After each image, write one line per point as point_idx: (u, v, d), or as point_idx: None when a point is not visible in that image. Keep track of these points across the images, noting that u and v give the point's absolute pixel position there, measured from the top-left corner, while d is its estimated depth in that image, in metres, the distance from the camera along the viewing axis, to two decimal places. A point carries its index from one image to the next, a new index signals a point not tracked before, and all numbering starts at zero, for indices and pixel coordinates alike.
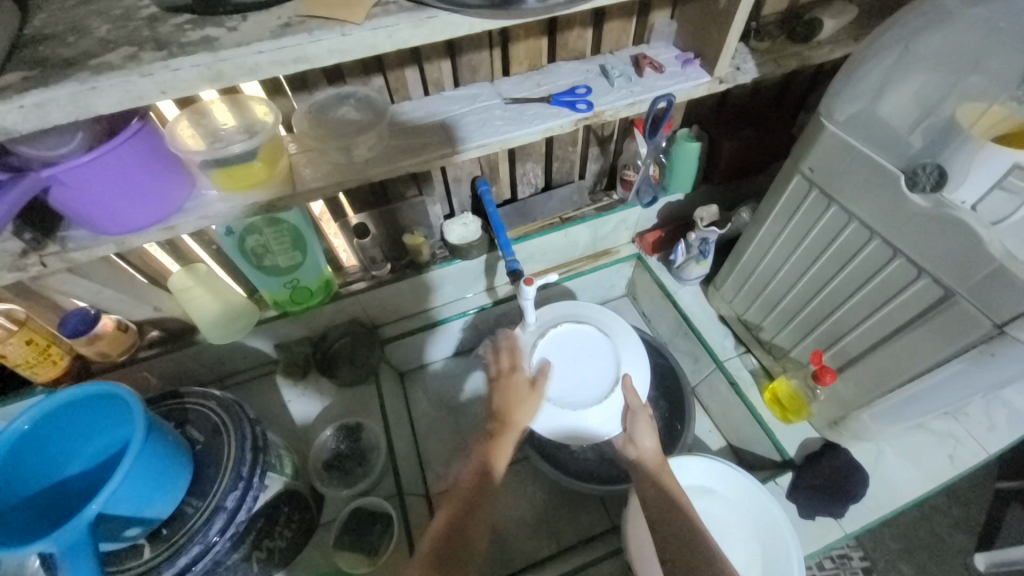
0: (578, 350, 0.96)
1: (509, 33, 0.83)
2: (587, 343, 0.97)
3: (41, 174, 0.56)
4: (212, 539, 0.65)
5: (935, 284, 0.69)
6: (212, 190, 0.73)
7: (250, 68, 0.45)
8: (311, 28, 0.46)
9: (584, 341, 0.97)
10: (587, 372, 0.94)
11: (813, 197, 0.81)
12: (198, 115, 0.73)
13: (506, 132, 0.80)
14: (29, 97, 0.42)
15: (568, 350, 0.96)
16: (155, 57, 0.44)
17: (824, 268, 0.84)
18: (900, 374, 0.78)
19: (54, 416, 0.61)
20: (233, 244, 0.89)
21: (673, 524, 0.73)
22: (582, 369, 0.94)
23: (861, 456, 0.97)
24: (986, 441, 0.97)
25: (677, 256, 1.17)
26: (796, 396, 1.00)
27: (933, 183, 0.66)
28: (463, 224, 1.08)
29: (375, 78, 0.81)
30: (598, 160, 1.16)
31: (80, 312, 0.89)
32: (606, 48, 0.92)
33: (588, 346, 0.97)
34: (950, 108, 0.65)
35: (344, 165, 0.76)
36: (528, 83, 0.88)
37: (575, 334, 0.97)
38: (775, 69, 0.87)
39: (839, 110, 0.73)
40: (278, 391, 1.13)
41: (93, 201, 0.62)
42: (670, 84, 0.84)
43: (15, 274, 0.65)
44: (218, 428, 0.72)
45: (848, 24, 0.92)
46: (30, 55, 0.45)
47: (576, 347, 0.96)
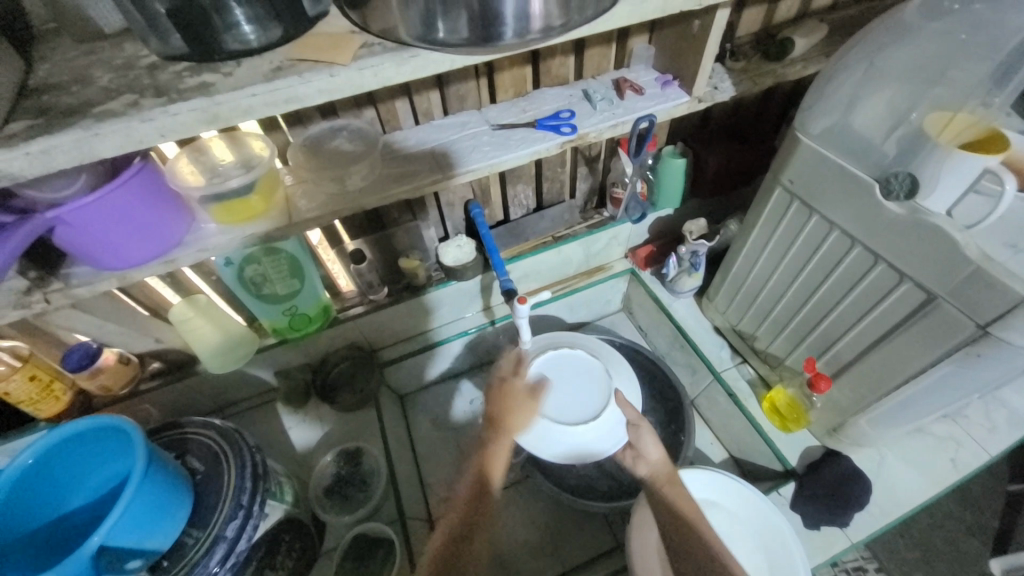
0: (575, 373, 0.98)
1: (494, 63, 0.87)
2: (585, 365, 0.99)
3: (47, 215, 0.58)
4: (212, 570, 0.65)
5: (918, 288, 0.70)
6: (211, 224, 0.75)
7: (244, 110, 0.47)
8: (301, 70, 0.48)
9: (582, 364, 0.99)
10: (583, 392, 0.95)
11: (795, 208, 0.84)
12: (197, 152, 0.76)
13: (494, 156, 0.83)
14: (35, 144, 0.44)
15: (564, 371, 0.98)
16: (154, 102, 0.46)
17: (811, 277, 0.86)
18: (892, 379, 0.79)
19: (57, 450, 0.62)
20: (233, 274, 0.92)
21: (682, 545, 0.74)
22: (576, 390, 0.95)
23: (862, 463, 0.97)
24: (987, 442, 0.97)
25: (669, 269, 1.19)
26: (794, 404, 1.00)
27: (906, 190, 0.68)
28: (457, 247, 1.10)
29: (367, 110, 0.85)
30: (587, 180, 1.19)
31: (83, 346, 0.91)
32: (589, 73, 0.96)
33: (586, 369, 0.98)
34: (919, 117, 0.68)
35: (338, 194, 0.79)
36: (514, 109, 0.91)
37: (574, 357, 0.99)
38: (752, 87, 0.91)
39: (814, 123, 0.76)
40: (279, 419, 1.14)
41: (96, 238, 0.64)
42: (650, 105, 0.88)
43: (20, 312, 0.67)
44: (218, 457, 0.73)
45: (820, 42, 0.96)
46: (36, 105, 0.48)
47: (572, 369, 0.98)
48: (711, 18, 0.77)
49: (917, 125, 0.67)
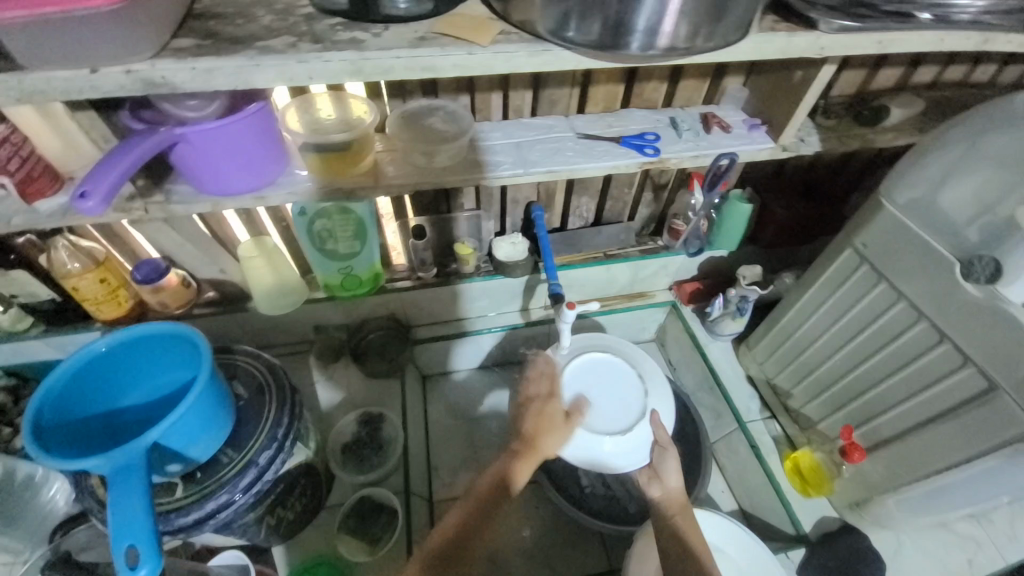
0: (609, 388, 0.96)
1: (592, 76, 0.90)
2: (626, 388, 0.97)
3: (174, 131, 0.63)
4: (237, 492, 0.67)
5: (980, 375, 0.69)
6: (304, 171, 0.79)
7: (387, 69, 0.51)
8: (444, 44, 0.52)
9: (623, 383, 0.97)
10: (612, 406, 0.94)
11: (862, 272, 0.83)
12: (306, 105, 0.81)
13: (575, 162, 0.86)
14: (201, 62, 0.49)
15: (604, 378, 0.97)
16: (311, 48, 0.50)
17: (866, 343, 0.85)
18: (935, 463, 0.77)
19: (126, 347, 0.66)
20: (303, 225, 0.97)
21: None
22: (605, 402, 0.94)
23: (880, 544, 0.94)
24: (1008, 551, 0.94)
25: (713, 309, 1.19)
26: (816, 469, 0.98)
27: (987, 276, 0.67)
28: (511, 243, 1.13)
29: (464, 97, 0.89)
30: (650, 206, 1.20)
31: (153, 262, 0.96)
32: (678, 102, 0.97)
33: (625, 390, 0.96)
34: (1008, 209, 0.65)
35: (422, 168, 0.82)
36: (600, 123, 0.94)
37: (621, 373, 0.98)
38: (838, 146, 0.91)
39: (899, 193, 0.76)
40: (308, 371, 1.17)
41: (206, 161, 0.69)
42: (735, 144, 0.89)
43: (121, 215, 0.72)
44: (262, 388, 0.76)
45: (915, 116, 0.96)
46: (202, 28, 0.53)
47: (610, 379, 0.97)
48: (816, 71, 0.79)
49: (1005, 217, 0.65)
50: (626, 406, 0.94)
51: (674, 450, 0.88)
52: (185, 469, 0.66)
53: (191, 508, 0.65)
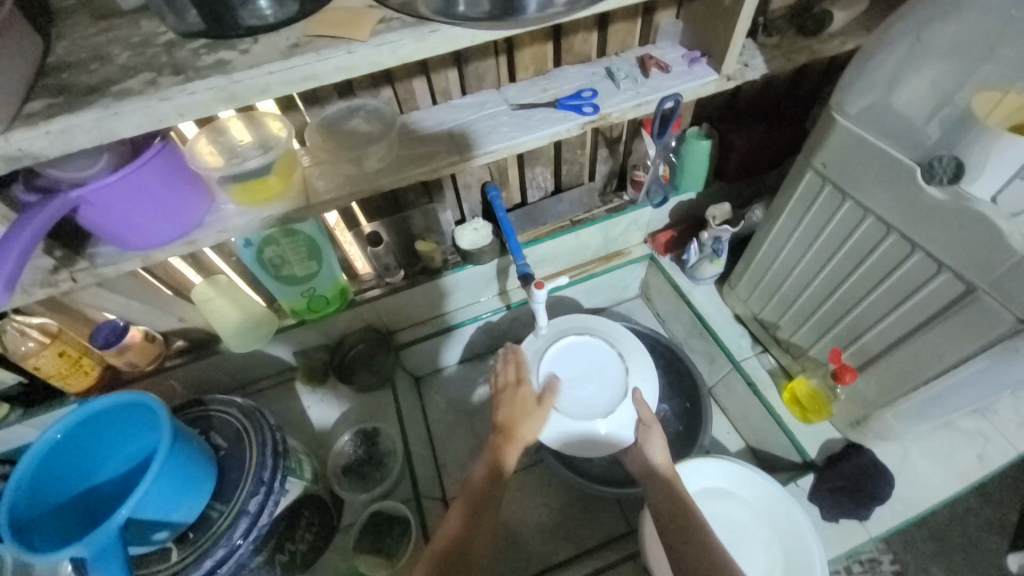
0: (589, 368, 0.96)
1: (514, 40, 0.84)
2: (607, 368, 0.96)
3: (71, 195, 0.59)
4: (235, 542, 0.67)
5: (957, 279, 0.67)
6: (231, 205, 0.75)
7: (262, 89, 0.47)
8: (319, 47, 0.48)
9: (604, 362, 0.96)
10: (595, 385, 0.94)
11: (827, 193, 0.80)
12: (216, 132, 0.76)
13: (513, 137, 0.81)
14: (54, 123, 0.45)
15: (583, 361, 0.96)
16: (173, 81, 0.46)
17: (841, 265, 0.83)
18: (925, 371, 0.76)
19: (85, 425, 0.64)
20: (252, 256, 0.92)
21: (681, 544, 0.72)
22: (588, 385, 0.94)
23: (885, 456, 0.94)
24: (1016, 438, 0.94)
25: (689, 256, 1.16)
26: (815, 395, 0.97)
27: (950, 175, 0.64)
28: (473, 230, 1.09)
29: (384, 90, 0.83)
30: (607, 162, 1.15)
31: (110, 324, 0.93)
32: (612, 50, 0.92)
33: (606, 370, 0.96)
34: (965, 98, 0.63)
35: (355, 175, 0.78)
36: (534, 89, 0.88)
37: (601, 352, 0.97)
38: (785, 64, 0.86)
39: (851, 103, 0.72)
40: (298, 398, 1.16)
41: (118, 218, 0.65)
42: (677, 84, 0.84)
43: (48, 290, 0.69)
44: (240, 434, 0.74)
45: (860, 15, 0.90)
46: (56, 83, 0.48)
47: (591, 359, 0.97)
48: None
49: (964, 107, 0.63)
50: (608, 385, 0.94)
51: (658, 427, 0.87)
52: (175, 532, 0.65)
53: (190, 568, 0.64)
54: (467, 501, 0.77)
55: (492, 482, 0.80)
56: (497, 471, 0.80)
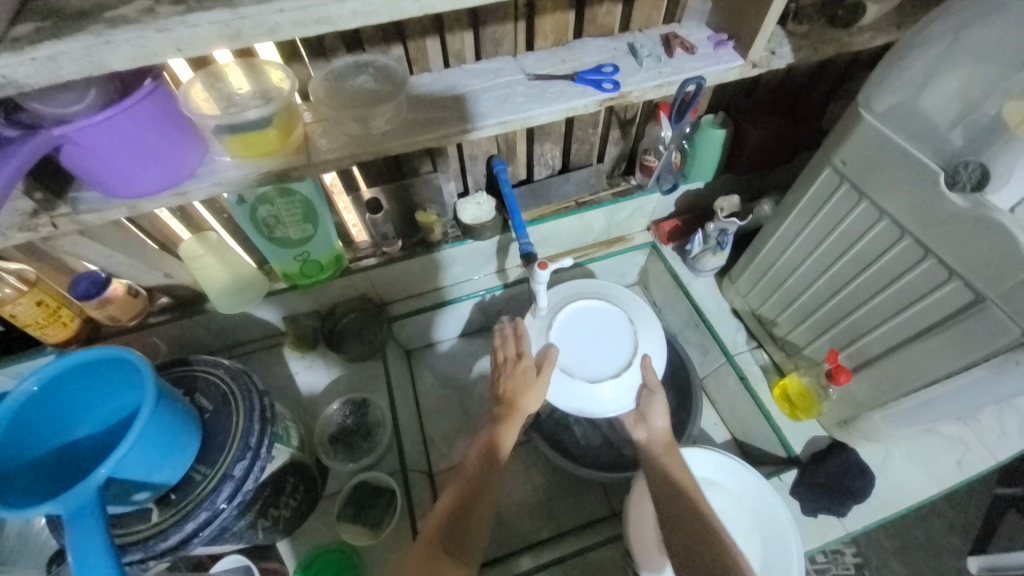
0: (591, 337, 0.93)
1: (536, 5, 0.79)
2: (617, 342, 0.92)
3: (53, 131, 0.54)
4: (219, 506, 0.65)
5: (966, 288, 0.67)
6: (226, 156, 0.71)
7: (271, 27, 0.44)
8: None
9: (616, 335, 0.93)
10: (592, 352, 0.91)
11: (842, 192, 0.79)
12: (213, 78, 0.71)
13: (528, 109, 0.77)
14: (40, 49, 0.41)
15: (591, 327, 0.94)
16: (172, 11, 0.43)
17: (848, 266, 0.82)
18: (920, 378, 0.77)
19: (62, 378, 0.61)
20: (246, 214, 0.89)
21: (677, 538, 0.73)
22: (590, 348, 0.91)
23: (867, 456, 0.96)
24: (995, 447, 0.96)
25: (693, 246, 1.15)
26: (805, 395, 0.98)
27: (974, 182, 0.63)
28: (476, 204, 1.05)
29: (395, 47, 0.78)
30: (618, 144, 1.12)
31: (91, 274, 0.89)
32: (636, 25, 0.88)
33: (615, 343, 0.92)
34: (996, 106, 0.61)
35: (360, 136, 0.74)
36: (552, 59, 0.84)
37: (616, 327, 0.94)
38: (812, 55, 0.83)
39: (879, 101, 0.70)
40: (286, 363, 1.14)
41: (104, 161, 0.60)
42: (701, 66, 0.81)
43: (26, 234, 0.65)
44: (227, 397, 0.72)
45: (893, 10, 0.87)
46: (43, 5, 0.44)
47: (597, 330, 0.94)
48: None
49: (994, 114, 0.61)
50: (598, 361, 0.90)
51: (661, 393, 0.88)
52: (156, 493, 0.63)
53: (172, 530, 0.63)
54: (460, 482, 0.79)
55: (483, 463, 0.81)
56: (489, 453, 0.82)
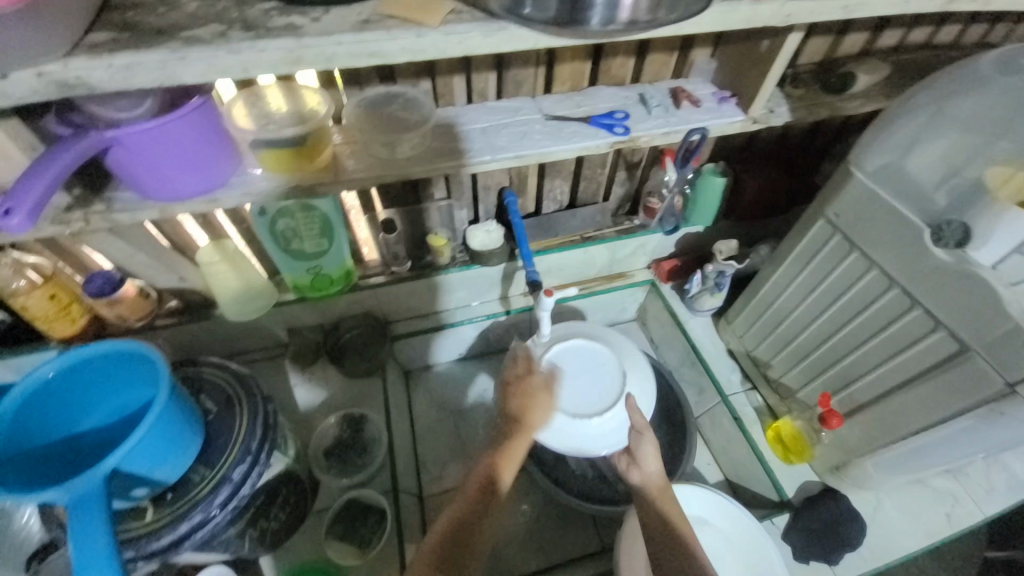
0: (579, 381, 0.93)
1: (557, 53, 0.86)
2: (580, 402, 0.91)
3: (106, 133, 0.58)
4: (213, 510, 0.65)
5: (951, 339, 0.70)
6: (258, 169, 0.75)
7: (328, 57, 0.49)
8: (390, 27, 0.50)
9: (580, 399, 0.91)
10: (585, 372, 0.94)
11: (835, 242, 0.83)
12: (254, 98, 0.77)
13: (544, 145, 0.83)
14: (118, 58, 0.45)
15: (602, 378, 0.94)
16: (242, 36, 0.48)
17: (840, 313, 0.86)
18: (910, 424, 0.79)
19: (77, 369, 0.62)
20: (265, 225, 0.92)
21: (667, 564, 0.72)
22: (577, 371, 0.94)
23: (860, 504, 0.96)
24: (983, 502, 0.97)
25: (692, 286, 1.19)
26: (798, 437, 1.01)
27: (957, 240, 0.68)
28: (486, 231, 1.10)
29: (424, 81, 0.84)
30: (624, 185, 1.18)
31: (106, 274, 0.90)
32: (646, 78, 0.95)
33: (573, 396, 0.91)
34: (977, 171, 0.67)
35: (385, 160, 0.78)
36: (568, 102, 0.91)
37: (580, 401, 0.91)
38: (808, 116, 0.90)
39: (868, 159, 0.75)
40: (285, 374, 1.14)
41: (147, 164, 0.64)
42: (706, 118, 0.87)
43: (59, 228, 0.67)
44: (231, 400, 0.73)
45: (881, 81, 0.95)
46: (121, 20, 0.49)
47: (580, 383, 0.93)
48: (782, 40, 0.77)
49: (975, 179, 0.67)
50: (586, 360, 0.96)
51: (650, 434, 0.86)
52: (153, 491, 0.63)
53: (164, 531, 0.62)
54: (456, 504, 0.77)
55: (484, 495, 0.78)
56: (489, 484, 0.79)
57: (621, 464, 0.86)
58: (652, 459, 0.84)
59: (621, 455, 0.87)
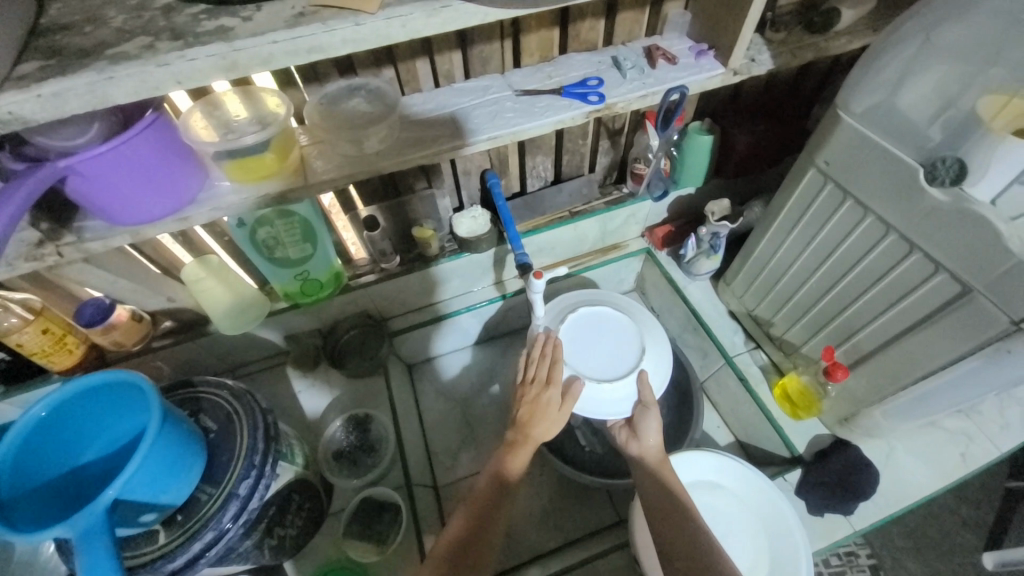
0: (592, 347, 0.93)
1: (521, 24, 0.82)
2: (589, 367, 0.90)
3: (58, 164, 0.56)
4: (224, 526, 0.66)
5: (953, 280, 0.68)
6: (226, 181, 0.73)
7: (265, 58, 0.46)
8: (325, 18, 0.47)
9: (588, 361, 0.91)
10: (601, 341, 0.94)
11: (828, 191, 0.80)
12: (210, 107, 0.73)
13: (517, 123, 0.79)
14: (46, 86, 0.43)
15: (614, 349, 0.93)
16: (171, 46, 0.45)
17: (838, 264, 0.83)
18: (916, 370, 0.78)
19: (70, 404, 0.62)
20: (245, 236, 0.91)
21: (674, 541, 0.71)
22: (590, 338, 0.94)
23: (871, 452, 0.96)
24: (998, 439, 0.96)
25: (687, 250, 1.17)
26: (805, 392, 0.98)
27: (953, 176, 0.65)
28: (472, 218, 1.07)
29: (386, 69, 0.81)
30: (608, 154, 1.14)
31: (95, 302, 0.91)
32: (618, 39, 0.90)
33: (584, 358, 0.92)
34: (971, 101, 0.63)
35: (355, 157, 0.76)
36: (539, 75, 0.87)
37: (590, 363, 0.91)
38: (791, 61, 0.86)
39: (856, 101, 0.72)
40: (288, 382, 1.14)
41: (108, 190, 0.62)
42: (683, 76, 0.83)
43: (32, 264, 0.66)
44: (231, 416, 0.73)
45: (867, 14, 0.90)
46: (48, 45, 0.47)
47: (593, 347, 0.93)
48: None
49: (968, 109, 0.63)
50: (604, 331, 0.96)
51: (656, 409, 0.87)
52: (163, 514, 0.64)
53: (178, 552, 0.63)
54: (471, 505, 0.77)
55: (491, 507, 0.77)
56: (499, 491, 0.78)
57: (622, 436, 0.88)
58: (653, 430, 0.85)
59: (623, 428, 0.88)
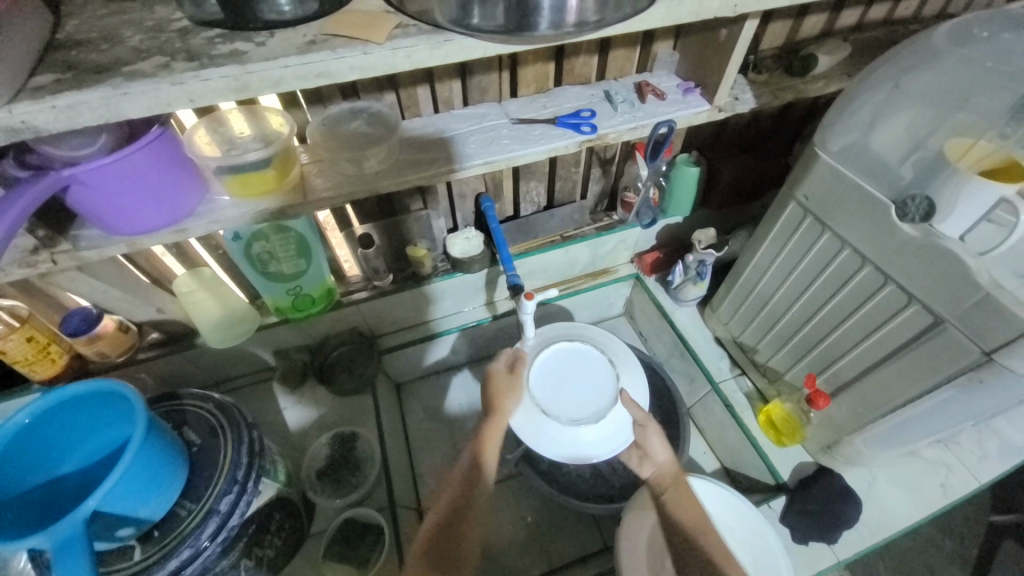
0: (569, 387, 0.91)
1: (519, 57, 0.86)
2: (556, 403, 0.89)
3: (62, 173, 0.57)
4: (202, 543, 0.65)
5: (925, 311, 0.71)
6: (225, 196, 0.74)
7: (276, 81, 0.49)
8: (335, 46, 0.50)
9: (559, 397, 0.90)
10: (578, 392, 0.91)
11: (808, 224, 0.84)
12: (215, 123, 0.76)
13: (512, 150, 0.82)
14: (61, 99, 0.45)
15: (593, 394, 0.91)
16: (187, 67, 0.48)
17: (818, 293, 0.86)
18: (894, 399, 0.80)
19: (55, 411, 0.61)
20: (240, 249, 0.91)
21: None
22: (582, 376, 0.93)
23: (854, 481, 0.97)
24: (977, 469, 0.98)
25: (674, 277, 1.19)
26: (789, 419, 1.00)
27: (921, 214, 0.68)
28: (465, 239, 1.09)
29: (388, 95, 0.84)
30: (600, 182, 1.18)
31: (82, 311, 0.89)
32: (611, 74, 0.95)
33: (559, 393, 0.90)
34: (938, 142, 0.68)
35: (353, 176, 0.78)
36: (535, 105, 0.91)
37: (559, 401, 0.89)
38: (772, 100, 0.90)
39: (833, 141, 0.76)
40: (273, 397, 1.13)
41: (110, 200, 0.63)
42: (671, 111, 0.88)
43: (25, 270, 0.67)
44: (216, 430, 0.72)
45: (843, 61, 0.96)
46: (63, 59, 0.49)
47: (566, 385, 0.91)
48: (739, 29, 0.77)
49: (936, 151, 0.68)
50: (592, 386, 0.92)
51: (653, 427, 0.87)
52: (139, 529, 0.63)
53: (152, 569, 0.62)
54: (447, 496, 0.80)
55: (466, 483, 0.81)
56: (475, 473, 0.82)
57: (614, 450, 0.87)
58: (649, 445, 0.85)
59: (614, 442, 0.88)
